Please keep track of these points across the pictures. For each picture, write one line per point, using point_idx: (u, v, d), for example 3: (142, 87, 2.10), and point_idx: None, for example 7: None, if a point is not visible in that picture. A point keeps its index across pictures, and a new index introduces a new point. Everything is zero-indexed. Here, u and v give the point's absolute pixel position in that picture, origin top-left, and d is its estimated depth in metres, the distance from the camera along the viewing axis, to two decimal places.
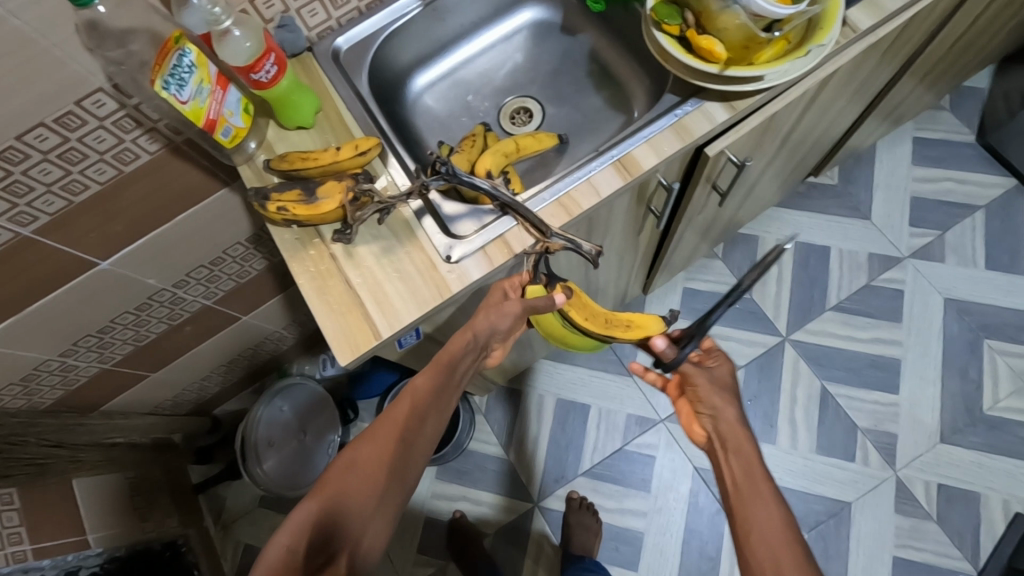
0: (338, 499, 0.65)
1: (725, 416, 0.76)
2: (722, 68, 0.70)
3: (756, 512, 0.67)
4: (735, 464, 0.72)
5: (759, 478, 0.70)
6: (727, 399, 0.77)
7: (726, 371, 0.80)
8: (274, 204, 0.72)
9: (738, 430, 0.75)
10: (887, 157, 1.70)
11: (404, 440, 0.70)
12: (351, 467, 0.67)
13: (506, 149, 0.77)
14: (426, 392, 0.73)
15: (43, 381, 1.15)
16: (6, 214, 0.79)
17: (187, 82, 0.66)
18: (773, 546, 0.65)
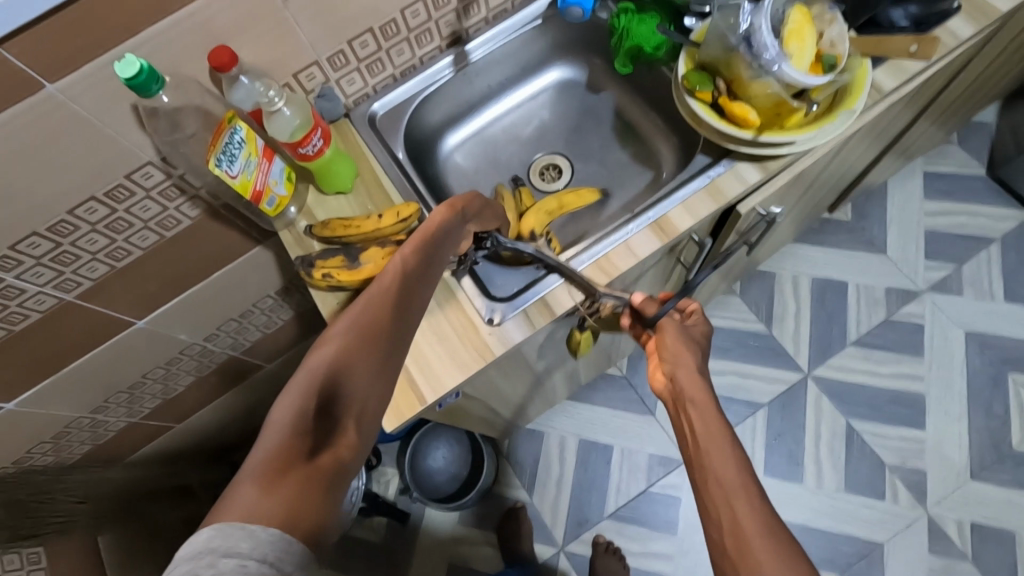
0: (320, 391, 0.51)
1: (682, 363, 0.65)
2: (755, 134, 0.71)
3: (720, 461, 0.57)
4: (695, 414, 0.61)
5: (715, 426, 0.60)
6: (690, 350, 0.67)
7: (698, 329, 0.70)
8: (319, 271, 0.74)
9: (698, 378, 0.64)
10: (899, 192, 1.72)
11: (394, 317, 0.57)
12: (330, 354, 0.53)
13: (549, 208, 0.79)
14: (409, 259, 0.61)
15: (73, 436, 1.16)
16: (52, 282, 0.81)
17: (237, 157, 0.68)
18: (735, 507, 0.55)
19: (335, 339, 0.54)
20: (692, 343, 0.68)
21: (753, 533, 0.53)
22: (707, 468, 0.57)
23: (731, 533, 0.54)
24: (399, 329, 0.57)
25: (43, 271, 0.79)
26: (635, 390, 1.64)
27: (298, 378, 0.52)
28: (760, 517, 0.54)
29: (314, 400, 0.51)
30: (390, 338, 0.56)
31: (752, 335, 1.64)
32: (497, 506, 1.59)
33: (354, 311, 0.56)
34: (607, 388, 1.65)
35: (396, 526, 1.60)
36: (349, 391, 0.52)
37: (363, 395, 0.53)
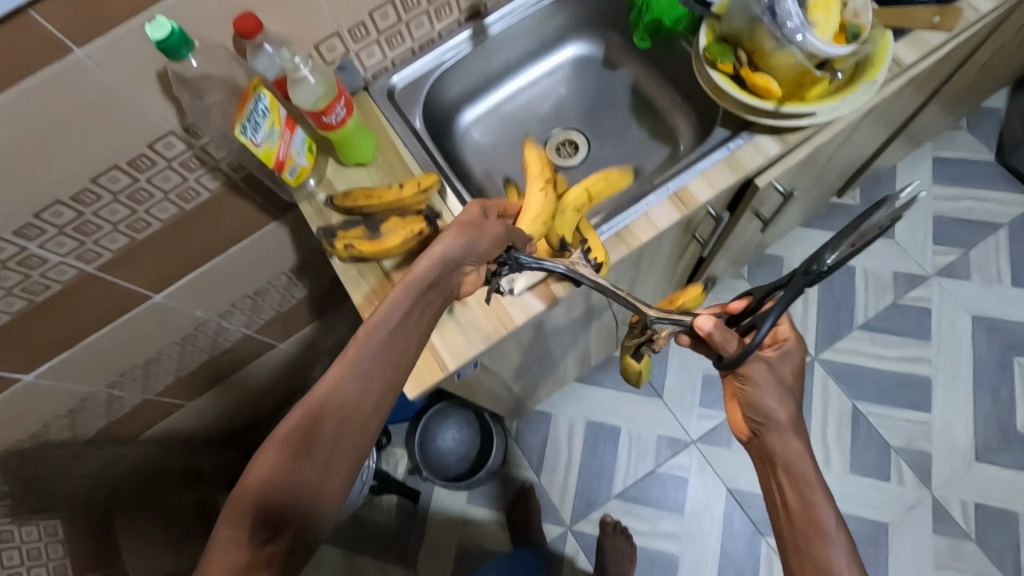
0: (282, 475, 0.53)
1: (775, 424, 0.68)
2: (777, 105, 0.72)
3: (826, 546, 0.62)
4: (791, 488, 0.65)
5: (814, 506, 0.63)
6: (783, 398, 0.67)
7: (791, 369, 0.70)
8: (340, 241, 0.74)
9: (802, 451, 0.67)
10: (908, 177, 1.72)
11: (372, 379, 0.58)
12: (302, 418, 0.55)
13: (578, 203, 0.72)
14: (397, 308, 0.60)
15: (89, 411, 1.17)
16: (73, 252, 0.81)
17: (261, 125, 0.69)
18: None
19: (296, 420, 0.55)
20: (795, 399, 0.68)
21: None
22: (812, 556, 0.62)
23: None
24: (370, 407, 0.57)
25: (66, 241, 0.79)
26: None
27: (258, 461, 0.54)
28: None
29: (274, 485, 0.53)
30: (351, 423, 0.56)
31: None
32: (506, 487, 1.60)
33: (320, 388, 0.56)
34: (615, 370, 1.66)
35: (407, 506, 1.62)
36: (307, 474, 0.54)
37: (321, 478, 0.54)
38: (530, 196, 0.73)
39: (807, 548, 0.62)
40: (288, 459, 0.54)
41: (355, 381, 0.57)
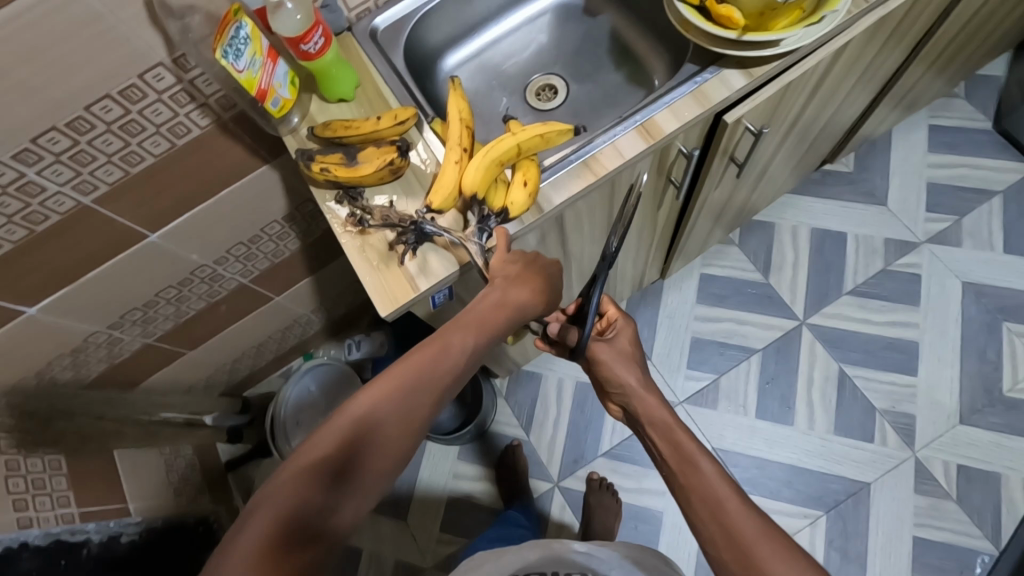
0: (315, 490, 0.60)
1: (630, 388, 0.79)
2: (740, 34, 0.75)
3: (696, 475, 0.67)
4: (661, 439, 0.73)
5: (680, 440, 0.71)
6: (627, 368, 0.81)
7: (627, 340, 0.84)
8: (319, 165, 0.78)
9: (660, 404, 0.77)
10: (902, 144, 1.72)
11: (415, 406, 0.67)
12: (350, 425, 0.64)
13: (505, 157, 0.74)
14: (451, 342, 0.70)
15: (91, 352, 1.22)
16: (70, 182, 0.86)
17: (242, 53, 0.72)
18: (729, 514, 0.63)
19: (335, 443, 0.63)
20: (636, 366, 0.81)
21: (751, 537, 0.61)
22: (690, 485, 0.67)
23: (730, 538, 0.62)
24: (403, 434, 0.66)
25: (62, 169, 0.83)
26: None
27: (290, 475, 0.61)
28: (745, 511, 0.63)
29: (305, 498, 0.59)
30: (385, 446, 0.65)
31: (750, 283, 1.66)
32: (495, 444, 1.64)
33: (360, 410, 0.65)
34: None
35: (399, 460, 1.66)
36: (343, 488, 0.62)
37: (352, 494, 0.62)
38: (444, 165, 0.75)
39: (683, 480, 0.68)
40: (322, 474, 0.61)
41: (396, 415, 0.66)
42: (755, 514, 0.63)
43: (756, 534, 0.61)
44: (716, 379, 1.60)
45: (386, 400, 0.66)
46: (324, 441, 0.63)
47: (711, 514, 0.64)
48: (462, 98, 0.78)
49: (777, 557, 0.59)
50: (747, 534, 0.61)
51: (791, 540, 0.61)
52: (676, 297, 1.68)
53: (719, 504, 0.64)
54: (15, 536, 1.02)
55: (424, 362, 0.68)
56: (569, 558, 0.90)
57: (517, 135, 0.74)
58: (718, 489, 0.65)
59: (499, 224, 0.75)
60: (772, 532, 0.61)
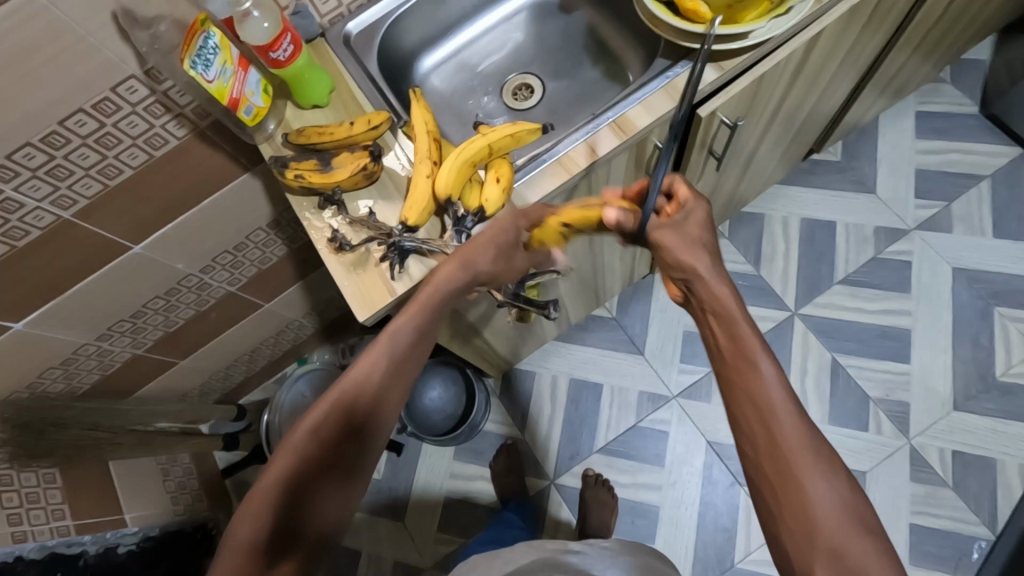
0: (295, 483, 0.61)
1: (697, 275, 0.65)
2: (708, 28, 0.74)
3: (749, 368, 0.58)
4: (719, 326, 0.62)
5: (742, 334, 0.60)
6: (699, 256, 0.65)
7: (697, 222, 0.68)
8: (292, 171, 0.78)
9: (730, 294, 0.64)
10: (890, 131, 1.72)
11: (375, 400, 0.66)
12: (312, 431, 0.63)
13: (477, 157, 0.75)
14: (405, 328, 0.68)
15: (81, 364, 1.23)
16: (49, 197, 0.86)
17: (212, 63, 0.72)
18: (785, 426, 0.55)
19: (298, 453, 0.62)
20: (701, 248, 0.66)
21: (795, 448, 0.54)
22: (739, 382, 0.58)
23: (771, 446, 0.55)
24: (368, 428, 0.66)
25: (40, 184, 0.84)
26: (625, 331, 1.67)
27: (273, 471, 0.62)
28: (799, 425, 0.55)
29: (284, 496, 0.61)
30: (367, 433, 0.65)
31: (741, 275, 1.66)
32: (490, 443, 1.64)
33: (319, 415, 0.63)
34: (596, 329, 1.69)
35: (395, 463, 1.67)
36: (327, 476, 0.63)
37: (337, 483, 0.63)
38: (416, 178, 0.75)
39: (731, 371, 0.59)
40: (306, 466, 0.62)
41: (357, 413, 0.65)
42: (807, 429, 0.55)
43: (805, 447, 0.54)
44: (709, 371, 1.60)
45: (345, 398, 0.65)
46: (287, 453, 0.62)
47: (766, 421, 0.55)
48: (426, 107, 0.79)
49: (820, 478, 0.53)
50: (795, 445, 0.54)
51: (848, 477, 0.53)
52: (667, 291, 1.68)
53: (771, 409, 0.56)
54: (6, 551, 1.07)
55: (379, 352, 0.67)
56: (563, 561, 0.89)
57: (487, 136, 0.75)
58: (770, 393, 0.56)
59: (476, 223, 0.75)
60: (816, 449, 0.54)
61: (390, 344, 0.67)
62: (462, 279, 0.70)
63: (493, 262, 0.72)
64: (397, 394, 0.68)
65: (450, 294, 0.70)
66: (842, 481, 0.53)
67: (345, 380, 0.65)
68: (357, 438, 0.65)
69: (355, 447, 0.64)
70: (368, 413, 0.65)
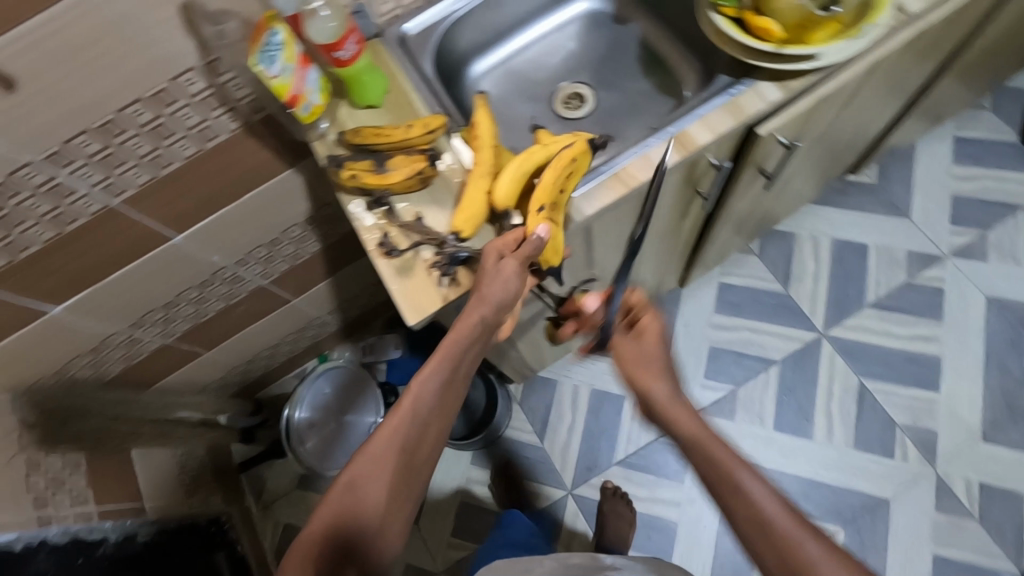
0: (333, 535, 0.64)
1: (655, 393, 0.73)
2: (778, 47, 0.73)
3: (748, 499, 0.61)
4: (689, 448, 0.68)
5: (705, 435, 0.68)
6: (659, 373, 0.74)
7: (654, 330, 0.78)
8: (347, 171, 0.77)
9: (683, 411, 0.71)
10: (926, 155, 1.70)
11: (406, 451, 0.69)
12: (347, 484, 0.66)
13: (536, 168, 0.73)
14: (433, 374, 0.70)
15: (112, 351, 1.23)
16: (100, 184, 0.86)
17: (277, 59, 0.72)
18: (825, 573, 0.55)
19: (334, 504, 0.66)
20: (663, 368, 0.74)
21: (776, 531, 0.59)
22: (738, 508, 0.62)
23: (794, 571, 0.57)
24: (399, 478, 0.68)
25: (92, 172, 0.84)
26: None
27: (321, 515, 0.65)
28: (773, 504, 0.60)
29: (321, 547, 0.63)
30: (399, 482, 0.68)
31: (769, 293, 1.65)
32: (508, 450, 1.63)
33: (352, 469, 0.67)
34: None
35: None
36: (368, 519, 0.66)
37: (380, 526, 0.66)
38: (472, 189, 0.75)
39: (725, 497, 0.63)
40: (343, 516, 0.65)
41: (388, 463, 0.67)
42: (816, 535, 0.58)
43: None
44: (733, 389, 1.59)
45: (379, 447, 0.68)
46: (326, 505, 0.65)
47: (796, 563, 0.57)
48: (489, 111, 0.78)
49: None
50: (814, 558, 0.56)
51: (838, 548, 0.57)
52: (694, 306, 1.67)
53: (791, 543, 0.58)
54: (32, 534, 1.04)
55: (408, 403, 0.69)
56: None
57: (546, 147, 0.73)
58: (776, 520, 0.59)
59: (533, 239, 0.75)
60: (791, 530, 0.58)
61: (420, 389, 0.70)
62: (481, 320, 0.69)
63: (507, 291, 0.69)
64: (432, 438, 0.71)
65: (475, 334, 0.70)
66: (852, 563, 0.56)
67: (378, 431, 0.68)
68: (397, 482, 0.67)
69: (390, 497, 0.67)
70: (402, 459, 0.68)
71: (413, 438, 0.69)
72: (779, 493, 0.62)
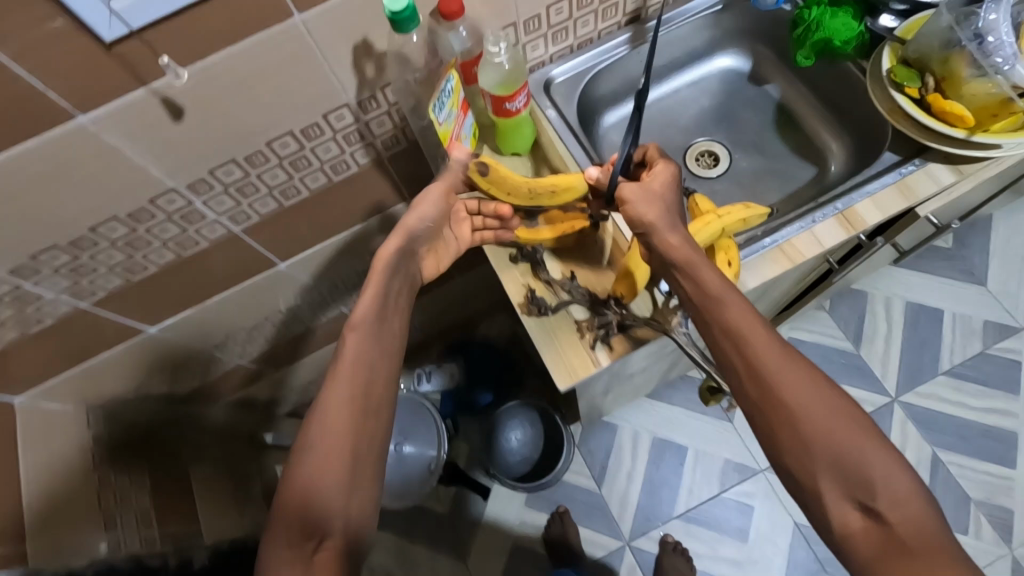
0: (304, 496, 0.58)
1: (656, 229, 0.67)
2: (968, 134, 0.71)
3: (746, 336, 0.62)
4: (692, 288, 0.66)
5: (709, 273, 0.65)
6: (670, 214, 0.67)
7: (661, 179, 0.69)
8: (500, 224, 0.76)
9: (680, 239, 0.66)
10: (1005, 225, 1.68)
11: (359, 385, 0.63)
12: (309, 439, 0.60)
13: (707, 236, 0.70)
14: (368, 302, 0.66)
15: (190, 369, 1.20)
16: (229, 212, 0.84)
17: (445, 105, 0.70)
18: (809, 403, 0.58)
19: (302, 467, 0.59)
20: (673, 210, 0.68)
21: (770, 370, 0.60)
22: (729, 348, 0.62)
23: (784, 409, 0.58)
24: (359, 415, 0.62)
25: (226, 199, 0.81)
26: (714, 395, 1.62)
27: (284, 500, 0.58)
28: (769, 339, 0.61)
29: (299, 515, 0.57)
30: (362, 416, 0.62)
31: (840, 353, 1.62)
32: (565, 494, 1.59)
33: (311, 421, 0.61)
34: (686, 389, 1.63)
35: (465, 500, 1.62)
36: (337, 465, 0.59)
37: (353, 472, 0.60)
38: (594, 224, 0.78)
39: (704, 313, 0.64)
40: (313, 474, 0.59)
41: (342, 404, 0.61)
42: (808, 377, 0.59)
43: (806, 402, 0.58)
44: None
45: (326, 394, 0.62)
46: (297, 466, 0.59)
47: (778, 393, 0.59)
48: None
49: (834, 423, 0.57)
50: (798, 403, 0.58)
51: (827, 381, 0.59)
52: None
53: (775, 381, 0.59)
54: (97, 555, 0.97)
55: (352, 336, 0.65)
56: None
57: (722, 218, 0.71)
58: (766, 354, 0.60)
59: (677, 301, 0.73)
60: (782, 356, 0.60)
61: (360, 322, 0.65)
62: (405, 247, 0.70)
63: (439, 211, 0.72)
64: (385, 376, 0.65)
65: (406, 262, 0.71)
66: (898, 461, 0.55)
67: (333, 376, 0.63)
68: (358, 431, 0.61)
69: (353, 434, 0.61)
70: (362, 395, 0.63)
71: (362, 369, 0.64)
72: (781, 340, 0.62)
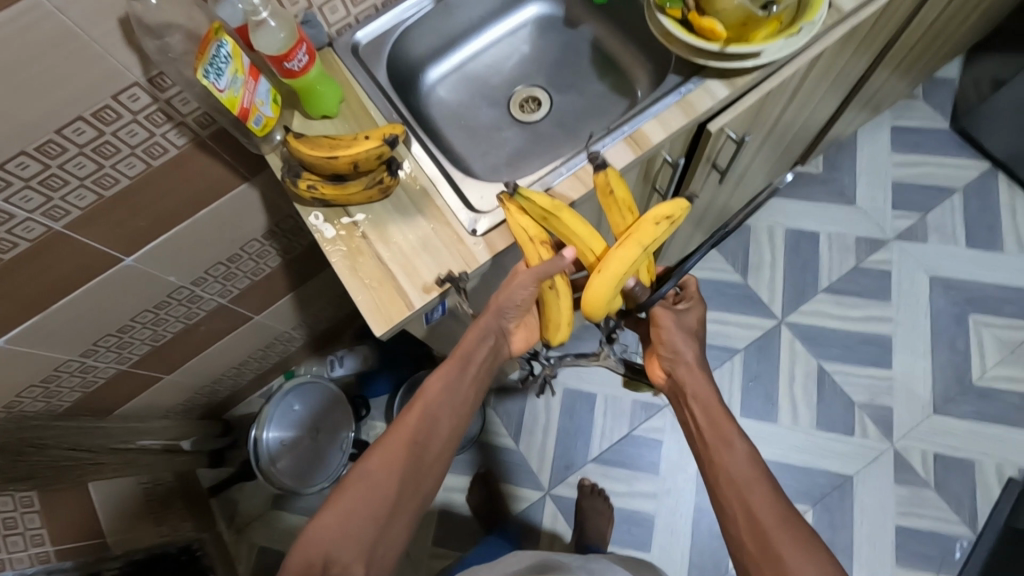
0: (339, 532, 0.69)
1: (682, 361, 0.79)
2: (724, 46, 0.77)
3: (742, 481, 0.71)
4: (700, 410, 0.77)
5: (715, 416, 0.76)
6: (688, 340, 0.79)
7: (697, 318, 0.80)
8: (304, 182, 0.76)
9: (704, 381, 0.78)
10: (868, 144, 1.78)
11: (413, 452, 0.74)
12: (356, 483, 0.72)
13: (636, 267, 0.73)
14: (439, 380, 0.76)
15: (63, 382, 1.17)
16: (40, 208, 0.82)
17: (224, 72, 0.70)
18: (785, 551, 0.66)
19: (344, 503, 0.71)
20: (690, 337, 0.79)
21: (767, 520, 0.68)
22: (727, 488, 0.72)
23: (727, 476, 0.72)
24: (407, 478, 0.73)
25: (32, 195, 0.80)
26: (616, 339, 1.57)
27: (317, 529, 0.69)
28: (765, 493, 0.70)
29: (330, 545, 0.69)
30: (410, 478, 0.73)
31: (729, 284, 1.70)
32: (486, 457, 1.62)
33: (368, 464, 0.73)
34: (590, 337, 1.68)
35: None
36: (375, 514, 0.71)
37: (385, 523, 0.71)
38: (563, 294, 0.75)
39: (716, 456, 0.74)
40: (355, 513, 0.70)
41: (395, 465, 0.73)
42: (790, 527, 0.68)
43: (786, 549, 0.66)
44: None
45: (381, 454, 0.73)
46: (339, 503, 0.71)
47: (751, 531, 0.69)
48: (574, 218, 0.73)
49: (795, 551, 0.66)
50: (767, 520, 0.68)
51: (807, 530, 0.68)
52: None
53: (763, 526, 0.68)
54: None
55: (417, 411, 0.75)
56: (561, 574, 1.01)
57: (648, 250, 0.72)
58: (757, 502, 0.70)
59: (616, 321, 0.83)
60: (775, 501, 0.70)
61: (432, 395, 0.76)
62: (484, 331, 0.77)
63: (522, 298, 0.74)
64: (431, 447, 0.75)
65: (485, 353, 0.78)
66: None
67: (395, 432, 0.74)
68: (393, 501, 0.72)
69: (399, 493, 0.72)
70: (414, 456, 0.74)
71: (421, 436, 0.75)
72: (771, 482, 0.72)
